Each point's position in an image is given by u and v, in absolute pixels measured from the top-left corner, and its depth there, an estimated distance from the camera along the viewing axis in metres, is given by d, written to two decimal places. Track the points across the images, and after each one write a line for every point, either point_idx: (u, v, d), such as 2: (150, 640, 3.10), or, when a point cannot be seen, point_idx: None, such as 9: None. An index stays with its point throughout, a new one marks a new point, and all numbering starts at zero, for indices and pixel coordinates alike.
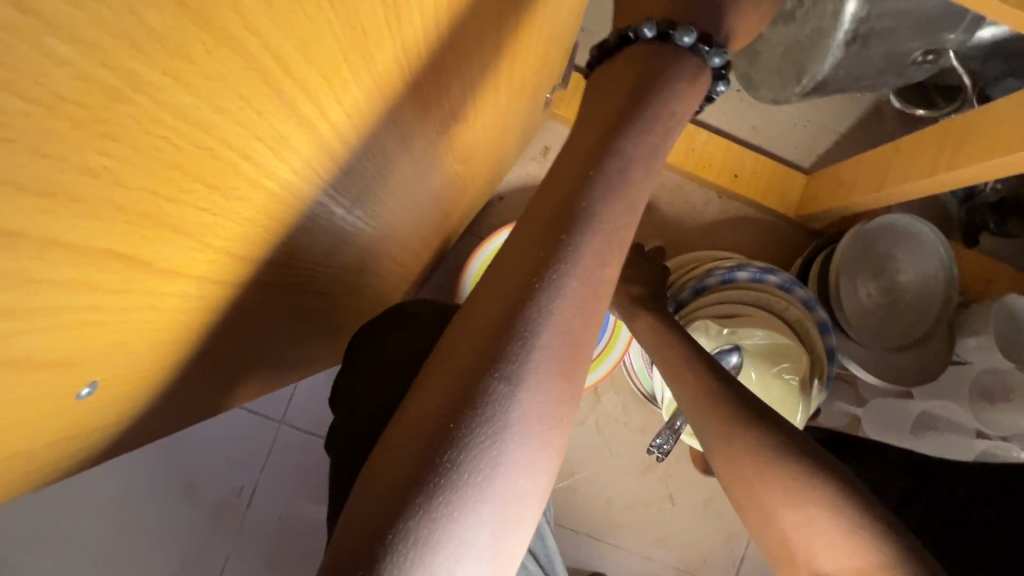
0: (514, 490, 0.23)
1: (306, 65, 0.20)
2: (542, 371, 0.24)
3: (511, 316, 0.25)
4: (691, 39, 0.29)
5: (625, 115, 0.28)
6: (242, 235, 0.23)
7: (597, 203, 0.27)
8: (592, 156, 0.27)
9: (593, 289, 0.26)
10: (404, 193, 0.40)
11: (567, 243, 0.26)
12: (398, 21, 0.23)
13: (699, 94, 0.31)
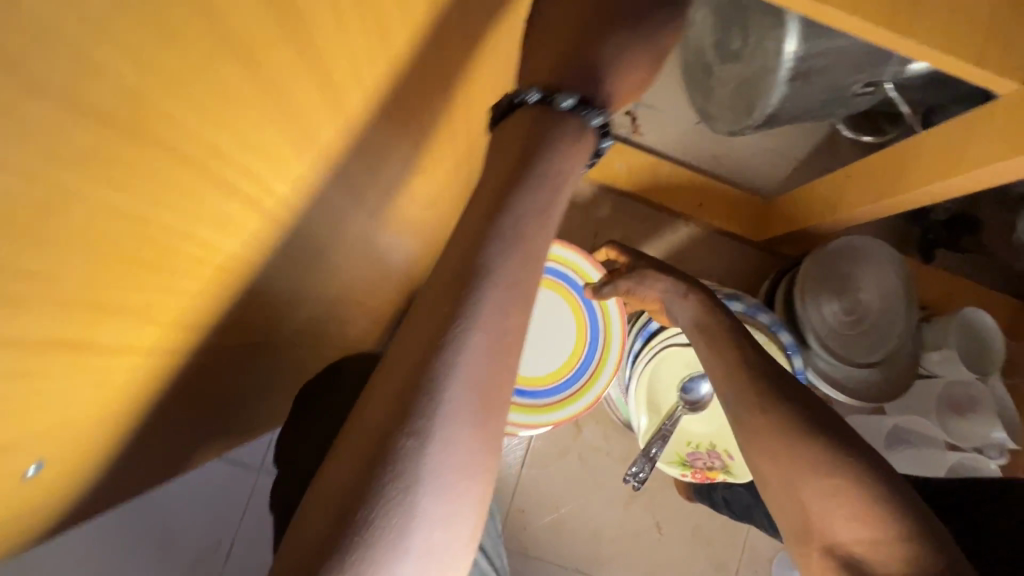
0: (433, 543, 0.24)
1: (241, 151, 0.21)
2: (453, 422, 0.25)
3: (417, 375, 0.25)
4: (571, 101, 0.30)
5: (519, 169, 0.29)
6: (190, 305, 0.24)
7: (499, 254, 0.28)
8: (491, 212, 0.28)
9: (501, 340, 0.27)
10: (363, 244, 0.41)
11: (470, 296, 0.27)
12: (333, 101, 0.25)
13: (585, 151, 0.31)
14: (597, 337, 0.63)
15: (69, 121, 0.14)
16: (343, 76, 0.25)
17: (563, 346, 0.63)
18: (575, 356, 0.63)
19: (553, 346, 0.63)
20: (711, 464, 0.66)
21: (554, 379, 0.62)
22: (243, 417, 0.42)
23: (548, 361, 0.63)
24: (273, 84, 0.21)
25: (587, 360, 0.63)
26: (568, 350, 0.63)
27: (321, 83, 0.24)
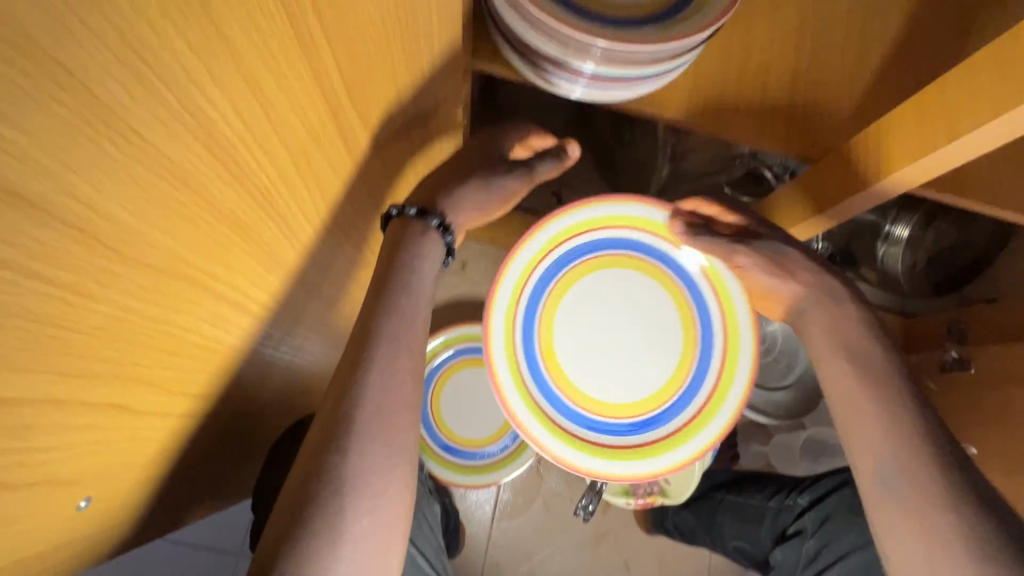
0: (359, 510, 0.37)
1: (233, 270, 0.31)
2: (363, 431, 0.39)
3: (336, 412, 0.40)
4: (413, 211, 0.46)
5: (391, 262, 0.45)
6: (191, 379, 0.33)
7: (383, 319, 0.43)
8: (375, 300, 0.44)
9: (389, 380, 0.41)
10: (315, 320, 0.51)
11: (366, 349, 0.42)
12: (291, 226, 0.35)
13: (432, 242, 0.47)
14: (715, 340, 0.53)
15: (141, 269, 0.24)
16: (297, 210, 0.35)
17: (654, 363, 0.53)
18: (685, 370, 0.53)
19: (638, 368, 0.53)
20: (650, 491, 0.74)
21: (653, 408, 0.53)
22: (222, 480, 0.48)
23: (630, 387, 0.53)
24: (255, 227, 0.31)
25: (700, 379, 0.52)
26: (669, 372, 0.53)
27: (283, 219, 0.34)
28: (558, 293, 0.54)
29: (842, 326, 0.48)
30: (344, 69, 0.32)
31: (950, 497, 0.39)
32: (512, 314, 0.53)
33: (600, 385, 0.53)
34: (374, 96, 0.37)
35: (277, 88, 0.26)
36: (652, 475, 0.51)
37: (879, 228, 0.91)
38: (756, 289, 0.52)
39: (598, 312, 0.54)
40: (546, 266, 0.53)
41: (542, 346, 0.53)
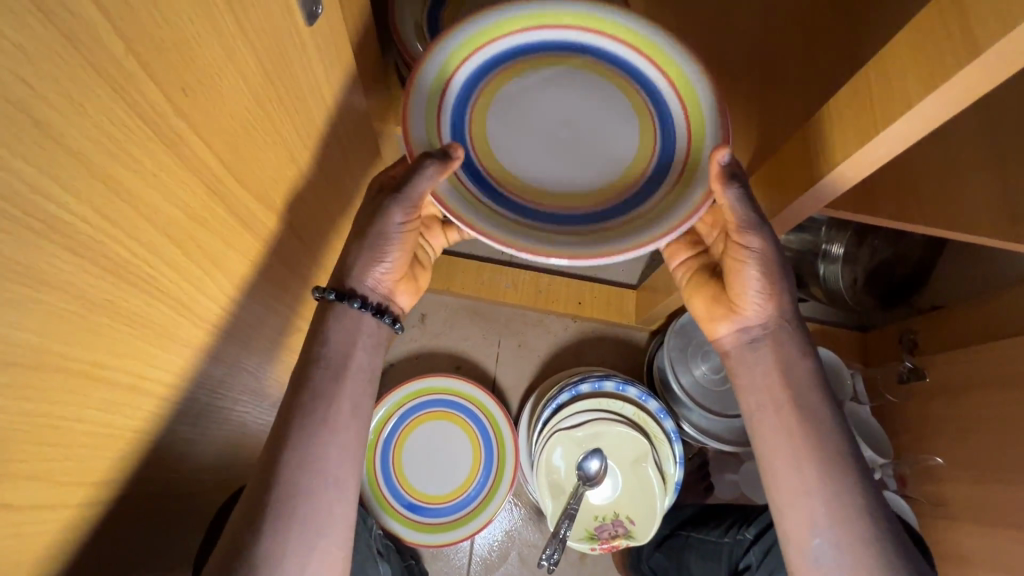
0: (279, 565, 0.44)
1: (121, 357, 0.32)
2: (284, 496, 0.46)
3: (259, 490, 0.46)
4: (332, 295, 0.51)
5: (315, 339, 0.51)
6: (87, 466, 0.33)
7: (307, 393, 0.49)
8: (301, 383, 0.50)
9: (315, 459, 0.47)
10: (243, 390, 0.51)
11: (291, 423, 0.48)
12: (188, 305, 0.37)
13: (356, 317, 0.52)
14: (668, 103, 0.47)
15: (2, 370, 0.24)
16: (194, 290, 0.36)
17: (610, 150, 0.47)
18: (643, 161, 0.46)
19: (590, 132, 0.47)
20: (614, 532, 0.75)
21: (618, 187, 0.46)
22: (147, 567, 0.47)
23: (584, 163, 0.47)
24: (142, 313, 0.32)
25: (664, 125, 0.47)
26: (636, 138, 0.47)
27: (176, 301, 0.35)
28: (497, 84, 0.47)
29: (790, 365, 0.50)
30: (224, 157, 0.34)
31: (859, 526, 0.45)
32: (436, 108, 0.45)
33: (541, 150, 0.47)
34: (269, 175, 0.40)
35: (142, 183, 0.28)
36: (626, 244, 0.41)
37: (817, 247, 0.95)
38: (742, 293, 0.51)
39: (542, 118, 0.47)
40: (476, 64, 0.46)
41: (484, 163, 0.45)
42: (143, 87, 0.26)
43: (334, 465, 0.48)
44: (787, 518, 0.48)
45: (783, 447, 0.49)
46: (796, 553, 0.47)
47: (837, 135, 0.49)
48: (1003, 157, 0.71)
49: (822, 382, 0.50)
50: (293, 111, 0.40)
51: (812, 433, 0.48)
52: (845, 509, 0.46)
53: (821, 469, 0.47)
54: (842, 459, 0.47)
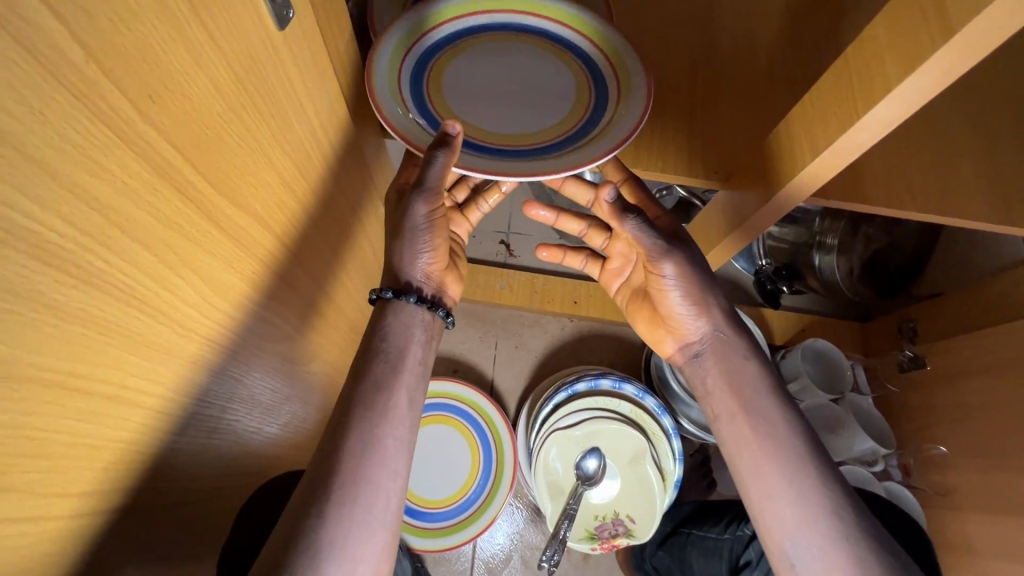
0: (343, 550, 0.43)
1: (99, 367, 0.32)
2: (349, 481, 0.45)
3: (318, 476, 0.45)
4: (390, 293, 0.53)
5: (376, 333, 0.53)
6: (71, 477, 0.33)
7: (371, 384, 0.50)
8: (360, 376, 0.50)
9: (374, 450, 0.47)
10: (241, 399, 0.51)
11: (356, 411, 0.49)
12: (171, 314, 0.37)
13: (413, 313, 0.54)
14: (593, 54, 0.56)
15: None
16: (175, 298, 0.36)
17: (551, 101, 0.54)
18: (580, 110, 0.53)
19: (533, 83, 0.55)
20: (614, 531, 0.74)
21: (564, 125, 0.53)
22: None
23: (527, 111, 0.54)
24: (119, 321, 0.32)
25: (598, 85, 0.54)
26: (572, 90, 0.55)
27: (156, 311, 0.35)
28: (444, 60, 0.55)
29: (738, 371, 0.55)
30: (198, 164, 0.34)
31: (836, 517, 0.47)
32: (395, 76, 0.52)
33: (492, 100, 0.54)
34: (248, 181, 0.40)
35: (112, 192, 0.28)
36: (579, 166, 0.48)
37: (812, 238, 0.96)
38: (675, 311, 0.57)
39: (495, 71, 0.55)
40: (422, 47, 0.54)
41: (433, 106, 0.53)
42: (107, 95, 0.26)
43: (390, 459, 0.48)
44: (768, 524, 0.50)
45: (749, 455, 0.52)
46: (781, 558, 0.49)
47: (820, 121, 0.50)
48: (990, 140, 0.70)
49: (776, 387, 0.55)
50: (270, 118, 0.40)
51: (781, 435, 0.51)
52: (818, 510, 0.48)
53: (789, 472, 0.50)
54: (814, 457, 0.50)
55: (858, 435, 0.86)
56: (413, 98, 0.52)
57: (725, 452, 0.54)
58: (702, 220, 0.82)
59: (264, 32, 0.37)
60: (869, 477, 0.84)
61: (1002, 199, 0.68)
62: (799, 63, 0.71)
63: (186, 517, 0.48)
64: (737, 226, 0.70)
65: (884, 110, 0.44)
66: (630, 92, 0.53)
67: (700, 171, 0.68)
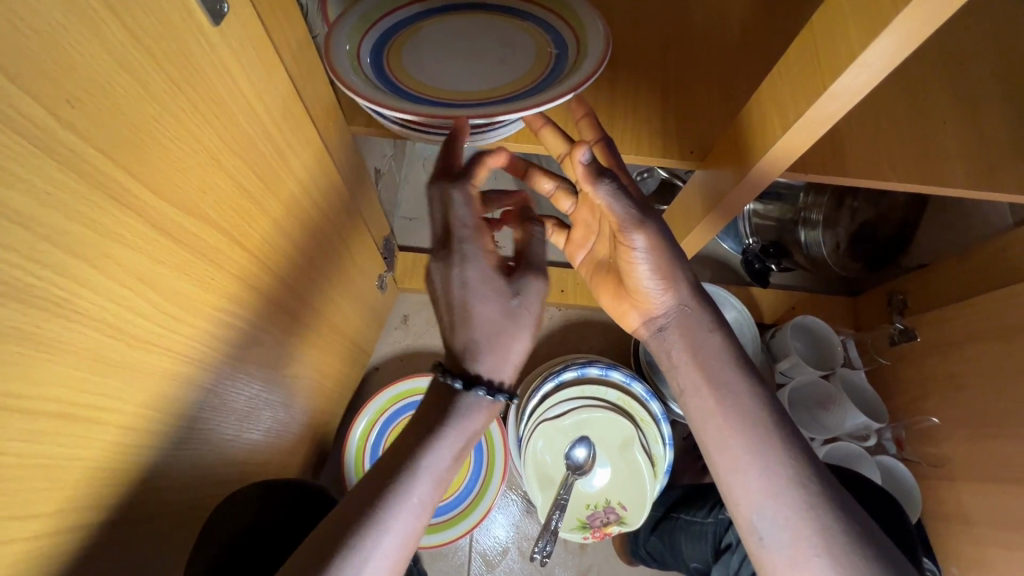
0: None
1: (42, 386, 0.31)
2: (372, 555, 0.43)
3: (343, 538, 0.43)
4: (481, 391, 0.50)
5: (441, 412, 0.50)
6: (28, 501, 0.32)
7: (422, 464, 0.48)
8: (419, 451, 0.48)
9: (403, 529, 0.45)
10: (218, 404, 0.50)
11: (402, 487, 0.46)
12: (125, 327, 0.35)
13: (487, 408, 0.51)
14: (533, 8, 0.55)
15: None
16: (126, 311, 0.35)
17: (514, 63, 0.53)
18: (545, 58, 0.53)
19: (499, 50, 0.54)
20: (606, 519, 0.74)
21: (537, 73, 0.52)
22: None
23: (484, 78, 0.53)
24: (62, 338, 0.31)
25: (562, 52, 0.52)
26: (530, 46, 0.54)
27: (106, 326, 0.34)
28: (398, 47, 0.53)
29: (699, 344, 0.55)
30: (132, 169, 0.32)
31: (842, 530, 0.45)
32: (356, 63, 0.50)
33: (456, 65, 0.53)
34: (196, 185, 0.39)
35: (31, 202, 0.27)
36: (569, 89, 0.47)
37: (797, 214, 0.95)
38: (639, 282, 0.56)
39: (463, 39, 0.55)
40: (372, 37, 0.53)
41: (405, 84, 0.51)
42: (14, 101, 0.25)
43: (410, 542, 0.46)
44: (733, 498, 0.49)
45: (713, 429, 0.52)
46: (747, 530, 0.48)
47: (790, 95, 0.49)
48: (970, 104, 0.69)
49: (738, 360, 0.54)
50: (215, 120, 0.39)
51: (747, 413, 0.51)
52: (778, 481, 0.47)
53: (752, 448, 0.49)
54: (788, 439, 0.49)
55: (851, 410, 0.85)
56: (370, 51, 0.52)
57: (697, 436, 0.54)
58: (682, 201, 0.81)
59: (197, 29, 0.35)
60: (861, 453, 0.84)
61: (985, 164, 0.67)
62: (771, 34, 0.69)
63: (165, 531, 0.47)
64: (715, 206, 0.68)
65: (852, 78, 0.43)
66: (588, 33, 0.52)
67: (676, 150, 0.66)
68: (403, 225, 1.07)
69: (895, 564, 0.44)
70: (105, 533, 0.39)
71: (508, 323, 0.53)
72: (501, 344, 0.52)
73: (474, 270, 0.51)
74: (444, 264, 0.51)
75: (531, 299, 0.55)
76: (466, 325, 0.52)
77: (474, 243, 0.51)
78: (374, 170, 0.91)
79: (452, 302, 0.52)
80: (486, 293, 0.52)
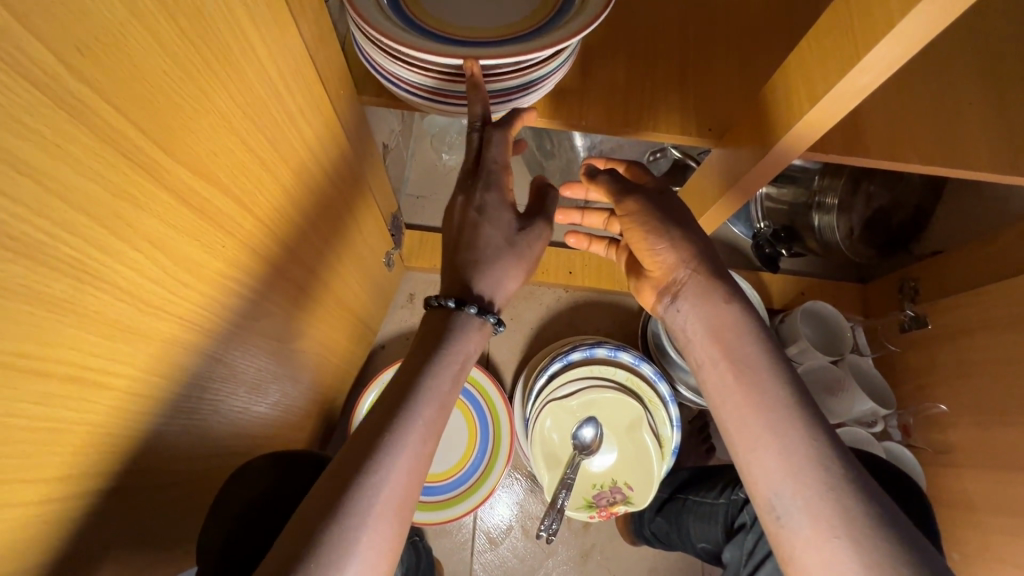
0: (367, 560, 0.40)
1: (53, 348, 0.30)
2: (386, 482, 0.42)
3: (355, 470, 0.42)
4: (476, 309, 0.50)
5: (437, 337, 0.50)
6: (39, 463, 0.31)
7: (426, 387, 0.47)
8: (419, 375, 0.47)
9: (412, 456, 0.44)
10: (229, 371, 0.50)
11: (408, 413, 0.45)
12: (136, 292, 0.35)
13: (484, 331, 0.52)
14: None
15: None
16: (137, 275, 0.34)
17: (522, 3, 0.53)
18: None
19: None
20: (613, 499, 0.74)
21: (546, 12, 0.52)
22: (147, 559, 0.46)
23: (494, 18, 0.53)
24: (75, 301, 0.30)
25: None
26: None
27: (118, 291, 0.33)
28: None
29: (717, 319, 0.55)
30: (144, 126, 0.31)
31: (866, 508, 0.44)
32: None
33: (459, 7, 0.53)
34: (209, 148, 0.38)
35: (42, 155, 0.26)
36: (581, 27, 0.48)
37: (811, 198, 0.93)
38: (646, 252, 0.60)
39: None
40: None
41: (417, 21, 0.51)
42: (22, 45, 0.24)
43: (422, 468, 0.45)
44: (752, 476, 0.50)
45: (732, 406, 0.52)
46: (765, 510, 0.48)
47: (820, 67, 0.48)
48: (997, 85, 0.67)
49: (760, 335, 0.54)
50: (228, 80, 0.38)
51: (765, 389, 0.51)
52: (800, 460, 0.47)
53: (771, 425, 0.49)
54: (808, 417, 0.49)
55: (857, 397, 0.84)
56: None
57: (714, 416, 0.54)
58: (696, 182, 0.79)
59: None
60: (868, 438, 0.84)
61: (1010, 146, 0.66)
62: (794, 10, 0.68)
63: (173, 498, 0.47)
64: (732, 185, 0.67)
65: (886, 49, 0.41)
66: None
67: (695, 126, 0.65)
68: (409, 202, 1.06)
69: (917, 544, 0.43)
70: (114, 498, 0.39)
71: (509, 254, 0.53)
72: (499, 270, 0.52)
73: (493, 197, 0.53)
74: (467, 190, 0.53)
75: (535, 241, 0.55)
76: (472, 247, 0.52)
77: (500, 176, 0.53)
78: (382, 144, 0.89)
79: (464, 224, 0.53)
80: (497, 220, 0.53)
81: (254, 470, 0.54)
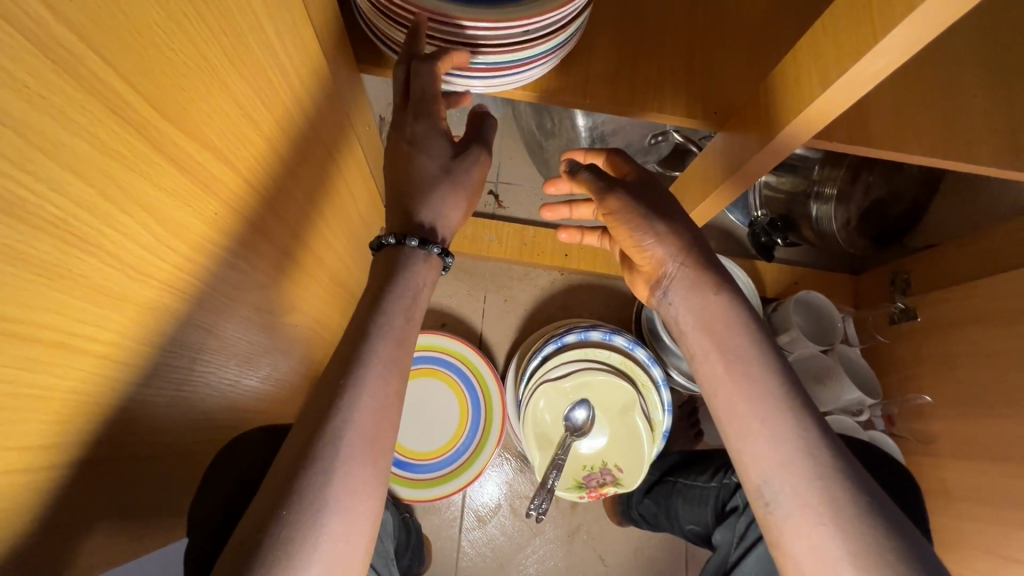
0: (343, 519, 0.39)
1: (38, 311, 0.29)
2: (351, 432, 0.42)
3: (319, 425, 0.42)
4: (417, 242, 0.50)
5: (386, 280, 0.49)
6: (23, 431, 0.30)
7: (377, 330, 0.46)
8: (368, 321, 0.47)
9: (379, 396, 0.44)
10: (220, 343, 0.49)
11: (362, 359, 0.45)
12: (126, 256, 0.33)
13: (433, 268, 0.51)
14: None
15: None
16: (127, 239, 0.33)
17: None
18: None
19: None
20: (602, 480, 0.74)
21: None
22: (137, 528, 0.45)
23: None
24: (60, 264, 0.29)
25: None
26: None
27: (106, 256, 0.32)
28: None
29: (706, 308, 0.55)
30: (134, 81, 0.30)
31: (852, 492, 0.45)
32: None
33: None
34: (201, 107, 0.36)
35: (26, 106, 0.24)
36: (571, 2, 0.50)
37: (809, 187, 0.93)
38: (634, 248, 0.59)
39: None
40: None
41: None
42: None
43: (389, 407, 0.44)
44: (742, 463, 0.50)
45: (721, 395, 0.52)
46: (755, 496, 0.49)
47: (834, 48, 0.47)
48: (1004, 77, 0.67)
49: (748, 323, 0.54)
50: (221, 35, 0.36)
51: (755, 379, 0.51)
52: (788, 447, 0.48)
53: (759, 413, 0.50)
54: (797, 406, 0.49)
55: (845, 385, 0.85)
56: None
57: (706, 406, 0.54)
58: (698, 167, 0.79)
59: None
60: (855, 426, 0.83)
61: (1012, 140, 0.66)
62: None
63: (164, 469, 0.46)
64: (734, 171, 0.66)
65: (903, 33, 0.41)
66: None
67: (699, 110, 0.64)
68: None
69: (902, 530, 0.44)
70: (100, 467, 0.38)
71: (445, 182, 0.53)
72: (437, 200, 0.52)
73: (423, 126, 0.52)
74: (399, 124, 0.53)
75: (474, 167, 0.54)
76: (407, 180, 0.52)
77: (427, 104, 0.51)
78: (378, 117, 0.87)
79: (398, 158, 0.52)
80: (431, 148, 0.52)
81: (252, 442, 0.54)
